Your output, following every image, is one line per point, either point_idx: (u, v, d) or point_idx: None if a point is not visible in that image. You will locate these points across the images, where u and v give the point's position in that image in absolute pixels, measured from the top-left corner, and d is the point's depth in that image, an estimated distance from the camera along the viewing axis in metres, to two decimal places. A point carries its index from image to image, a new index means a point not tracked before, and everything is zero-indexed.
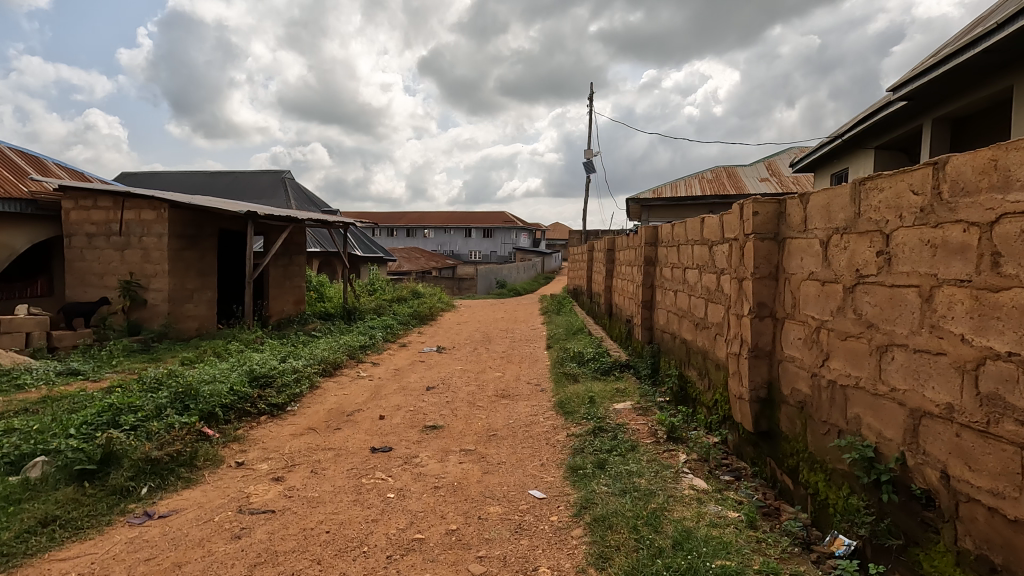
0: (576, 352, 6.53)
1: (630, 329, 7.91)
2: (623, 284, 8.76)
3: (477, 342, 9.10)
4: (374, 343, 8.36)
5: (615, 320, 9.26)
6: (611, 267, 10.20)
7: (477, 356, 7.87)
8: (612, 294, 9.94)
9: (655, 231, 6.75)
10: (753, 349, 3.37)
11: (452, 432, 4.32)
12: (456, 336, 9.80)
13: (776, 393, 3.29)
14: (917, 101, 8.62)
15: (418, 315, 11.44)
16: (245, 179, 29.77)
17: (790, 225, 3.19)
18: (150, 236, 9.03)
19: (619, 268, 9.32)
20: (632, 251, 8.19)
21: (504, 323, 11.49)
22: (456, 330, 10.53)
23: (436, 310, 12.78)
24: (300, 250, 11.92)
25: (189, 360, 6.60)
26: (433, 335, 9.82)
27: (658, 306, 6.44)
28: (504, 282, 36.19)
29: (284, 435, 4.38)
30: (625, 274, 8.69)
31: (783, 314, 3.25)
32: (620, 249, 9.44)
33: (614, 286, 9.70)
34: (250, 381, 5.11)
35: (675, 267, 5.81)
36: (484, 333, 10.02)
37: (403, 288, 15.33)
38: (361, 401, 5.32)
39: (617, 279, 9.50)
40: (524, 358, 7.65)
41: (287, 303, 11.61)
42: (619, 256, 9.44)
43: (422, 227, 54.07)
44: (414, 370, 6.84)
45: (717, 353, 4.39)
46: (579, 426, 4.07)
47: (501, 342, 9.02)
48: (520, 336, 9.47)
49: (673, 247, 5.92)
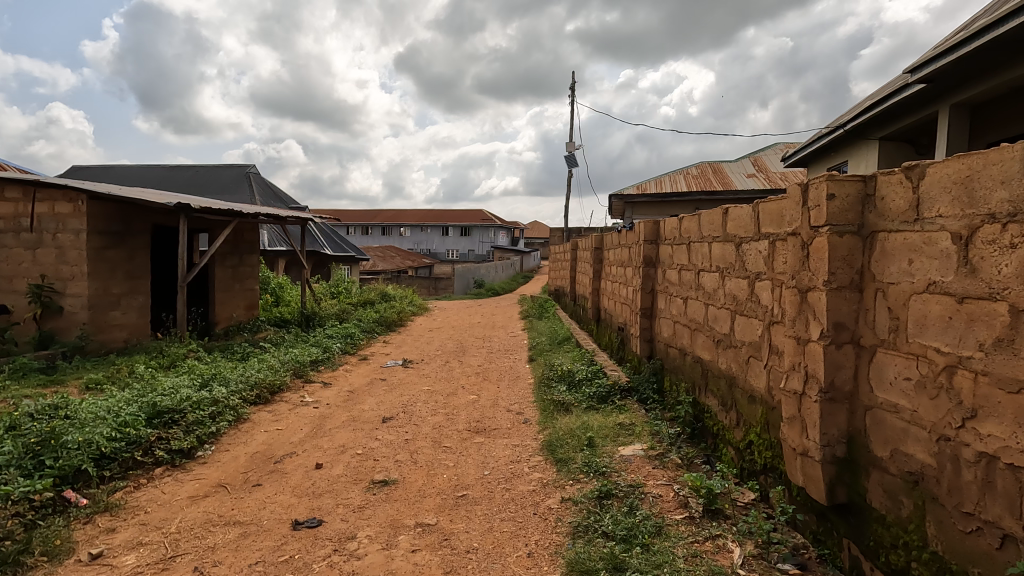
0: (564, 371, 5.48)
1: (624, 340, 6.90)
2: (614, 288, 7.77)
3: (449, 354, 8.01)
4: (329, 358, 7.20)
5: (605, 327, 8.27)
6: (600, 268, 9.21)
7: (449, 372, 6.78)
8: (600, 298, 8.94)
9: (656, 226, 5.76)
10: (826, 388, 2.38)
11: (408, 491, 3.24)
12: (427, 346, 8.69)
13: (863, 452, 2.32)
14: (936, 84, 7.70)
15: (385, 321, 10.28)
16: (207, 174, 28.06)
17: (887, 213, 2.22)
18: (66, 233, 7.73)
19: (609, 269, 8.33)
20: (625, 250, 7.19)
21: (481, 329, 10.42)
22: (428, 338, 9.43)
23: (406, 315, 11.65)
24: (252, 250, 10.67)
25: (91, 384, 5.37)
26: (401, 345, 8.70)
27: (660, 316, 5.46)
28: (483, 281, 35.10)
29: (180, 498, 3.25)
30: (617, 276, 7.70)
31: (874, 340, 2.28)
32: (609, 248, 8.43)
33: (603, 290, 8.69)
34: (146, 419, 3.93)
35: (685, 270, 4.82)
36: (458, 343, 8.93)
37: (372, 290, 14.13)
38: (297, 440, 4.21)
39: (606, 281, 8.51)
40: (504, 374, 6.61)
41: (236, 308, 10.34)
42: (609, 257, 8.44)
43: (397, 225, 52.55)
44: (372, 393, 5.74)
45: (752, 381, 3.40)
46: (577, 486, 3.04)
47: (477, 354, 7.95)
48: (498, 346, 8.42)
49: (682, 245, 4.94)
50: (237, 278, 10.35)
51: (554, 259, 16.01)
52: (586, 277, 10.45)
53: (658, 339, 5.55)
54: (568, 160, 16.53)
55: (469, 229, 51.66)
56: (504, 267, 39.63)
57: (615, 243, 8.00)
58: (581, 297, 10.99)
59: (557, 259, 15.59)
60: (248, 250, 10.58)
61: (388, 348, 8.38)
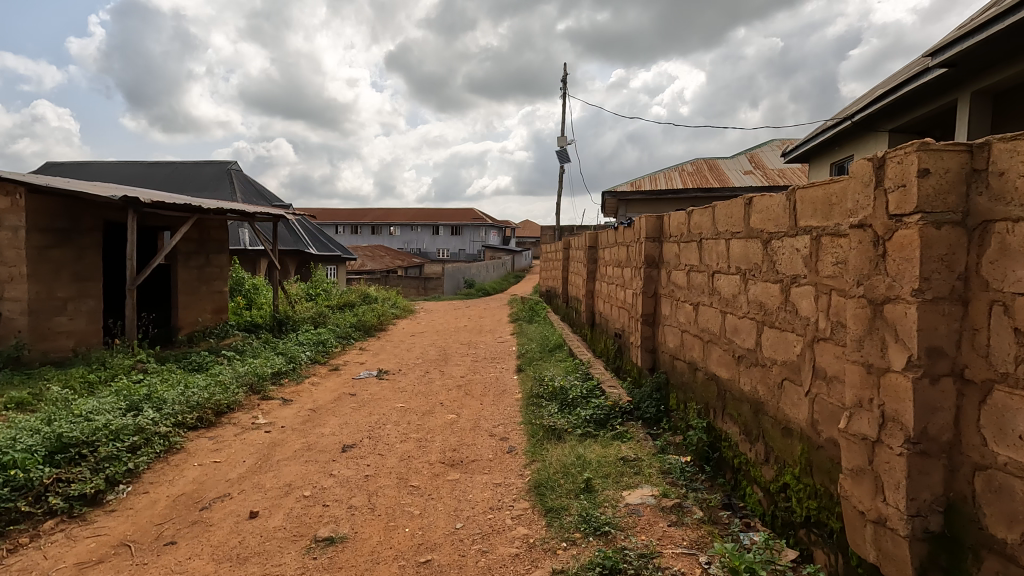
0: (556, 387, 4.80)
1: (624, 349, 6.22)
2: (612, 290, 7.12)
3: (430, 362, 7.32)
4: (296, 369, 6.48)
5: (602, 333, 7.61)
6: (595, 268, 8.55)
7: (428, 385, 6.08)
8: (596, 300, 8.28)
9: (660, 222, 5.10)
10: (916, 439, 1.73)
11: (358, 554, 2.56)
12: (407, 354, 7.98)
13: (970, 529, 1.67)
14: (959, 68, 7.06)
15: (363, 325, 9.57)
16: (187, 171, 27.12)
17: (1014, 195, 1.57)
18: (2, 230, 6.94)
19: (605, 270, 7.67)
20: (624, 249, 6.52)
21: (467, 334, 9.75)
22: (410, 345, 8.73)
23: (388, 318, 10.95)
24: (220, 249, 9.90)
25: (7, 403, 4.62)
26: (379, 353, 7.99)
27: (665, 323, 4.81)
28: (473, 281, 34.40)
29: (65, 565, 2.55)
30: (614, 278, 7.04)
31: (989, 374, 1.63)
32: (605, 247, 7.77)
33: (599, 292, 8.02)
34: (43, 456, 3.22)
35: (696, 272, 4.16)
36: (442, 350, 8.24)
37: (353, 291, 13.41)
38: (235, 476, 3.51)
39: (602, 282, 7.85)
40: (489, 387, 5.94)
41: (202, 312, 9.58)
42: (605, 257, 7.77)
43: (386, 224, 51.69)
44: (338, 411, 5.04)
45: (789, 411, 2.75)
46: (573, 552, 2.36)
47: (461, 363, 7.26)
48: (484, 354, 7.73)
49: (691, 243, 4.30)
50: (202, 279, 9.58)
51: (546, 258, 15.35)
52: (579, 278, 9.79)
53: (663, 350, 4.89)
54: (560, 155, 15.86)
55: (460, 228, 50.91)
56: (494, 266, 38.95)
57: (611, 241, 7.34)
58: (574, 299, 10.34)
59: (549, 259, 14.94)
60: (216, 249, 9.82)
61: (363, 357, 7.67)
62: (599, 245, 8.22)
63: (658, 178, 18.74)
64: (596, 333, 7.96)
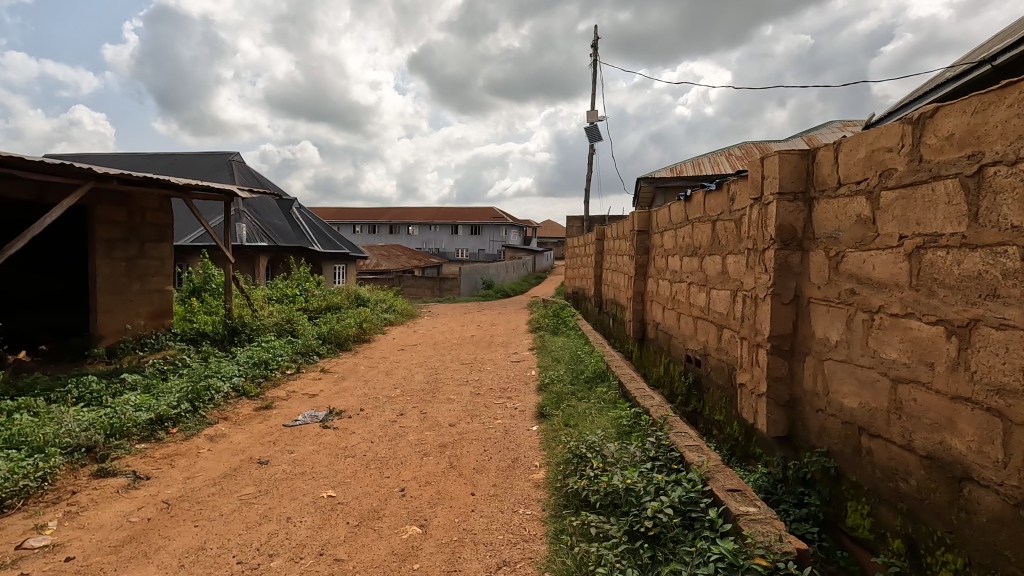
0: (620, 486, 2.39)
1: (719, 388, 3.82)
2: (684, 291, 4.73)
3: (412, 395, 5.04)
4: (199, 409, 4.22)
5: (666, 356, 5.22)
6: (646, 262, 6.18)
7: (395, 443, 3.77)
8: (650, 306, 5.87)
9: (807, 162, 2.72)
10: None
11: None
12: (384, 380, 5.70)
13: None
14: None
15: (337, 334, 7.33)
16: (187, 162, 25.44)
17: None
18: None
19: (669, 262, 5.26)
20: (711, 227, 4.13)
21: (473, 349, 7.46)
22: (395, 365, 6.45)
23: (376, 327, 8.75)
24: (160, 237, 7.81)
25: None
26: (347, 379, 5.73)
27: (832, 357, 2.45)
28: (491, 283, 32.13)
29: None
30: (688, 273, 4.64)
31: None
32: (668, 228, 5.35)
33: (657, 294, 5.62)
34: None
35: (958, 250, 1.79)
36: (435, 373, 5.94)
37: (341, 290, 11.22)
38: None
39: (663, 281, 5.43)
40: (493, 449, 3.62)
41: (134, 317, 7.46)
42: (667, 244, 5.36)
43: (404, 223, 49.87)
44: (213, 509, 2.76)
45: None
46: None
47: (456, 397, 4.94)
48: (491, 382, 5.43)
49: (930, 188, 1.93)
50: (134, 274, 7.47)
51: (573, 254, 12.96)
52: (622, 277, 7.41)
53: (824, 408, 2.51)
54: (590, 132, 13.49)
55: (479, 227, 48.70)
56: (514, 266, 36.66)
57: (680, 218, 4.95)
58: (615, 305, 7.99)
59: (577, 254, 12.54)
60: (153, 237, 7.74)
61: (321, 385, 5.41)
62: (656, 227, 5.82)
63: (700, 164, 16.23)
64: (657, 354, 5.55)
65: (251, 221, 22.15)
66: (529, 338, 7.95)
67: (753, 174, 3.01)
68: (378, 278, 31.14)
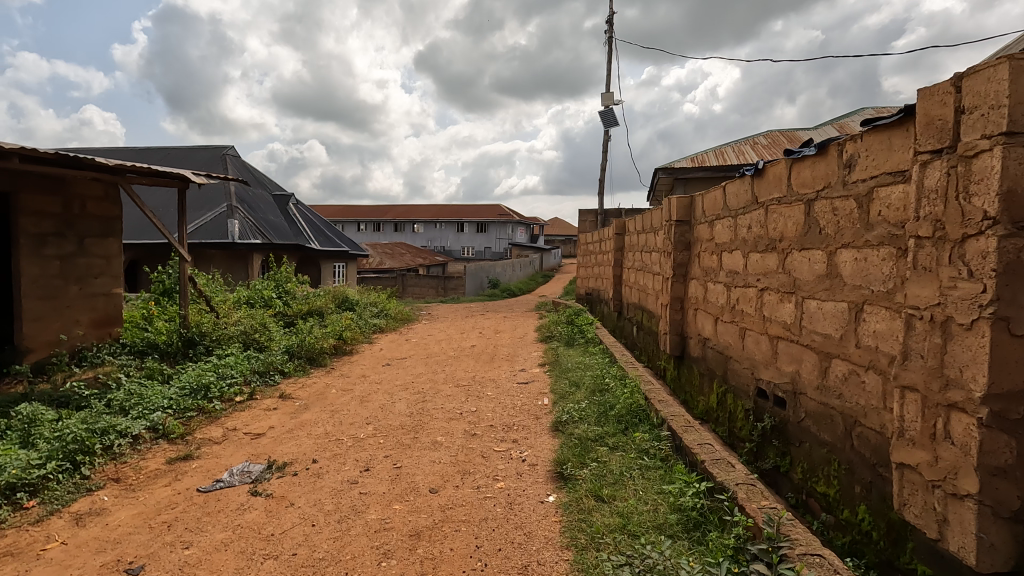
0: None
1: (825, 448, 2.58)
2: (752, 300, 3.49)
3: (387, 435, 3.85)
4: (80, 466, 3.03)
5: (723, 383, 3.97)
6: (685, 261, 4.94)
7: (344, 529, 2.54)
8: (695, 317, 4.63)
9: None
10: None
11: None
12: (356, 410, 4.49)
13: None
14: None
15: (309, 344, 6.13)
16: (181, 157, 24.41)
17: None
18: None
19: (725, 261, 4.01)
20: (804, 210, 2.89)
21: (473, 364, 6.26)
22: (376, 387, 5.23)
23: (361, 336, 7.57)
24: (103, 232, 6.66)
25: None
26: (309, 409, 4.52)
27: None
28: (497, 281, 31.00)
29: None
30: (760, 275, 3.40)
31: None
32: (723, 216, 4.10)
33: (706, 301, 4.37)
34: None
35: None
36: (423, 401, 4.72)
37: (327, 291, 10.03)
38: None
39: (717, 286, 4.17)
40: (491, 541, 2.40)
41: (71, 326, 6.30)
42: (722, 238, 4.11)
43: (409, 221, 48.81)
44: None
45: None
46: None
47: (445, 441, 3.72)
48: (491, 415, 4.23)
49: None
50: (71, 275, 6.31)
51: (586, 251, 11.71)
52: (654, 278, 6.15)
53: None
54: (605, 117, 12.24)
55: (485, 225, 47.53)
56: (521, 265, 35.50)
57: (745, 202, 3.70)
58: (643, 312, 6.73)
59: (591, 251, 11.29)
60: (96, 232, 6.58)
61: (273, 419, 4.21)
62: (703, 216, 4.57)
63: (724, 153, 14.94)
64: (708, 380, 4.30)
65: (244, 218, 21.06)
66: (540, 350, 6.70)
67: (931, 109, 1.78)
68: (382, 279, 29.26)
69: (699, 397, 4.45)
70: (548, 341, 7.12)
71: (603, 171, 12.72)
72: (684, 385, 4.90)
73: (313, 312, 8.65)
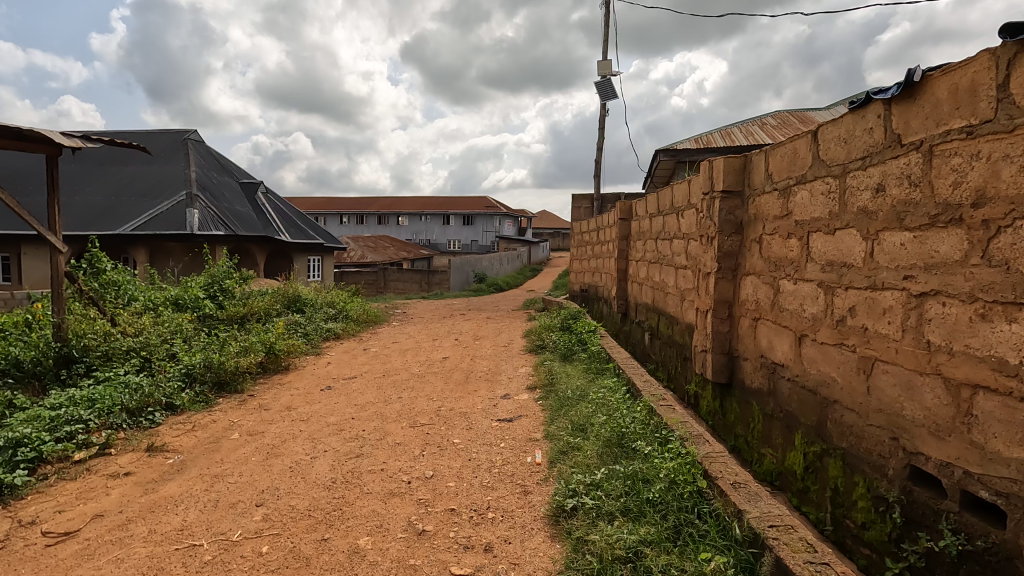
0: None
1: None
2: (892, 311, 2.05)
3: (279, 533, 2.35)
4: None
5: (815, 440, 2.54)
6: (735, 249, 3.48)
7: None
8: (756, 331, 3.19)
9: None
10: None
11: None
12: (253, 475, 2.98)
13: None
14: None
15: (217, 361, 4.57)
16: (139, 142, 22.50)
17: None
18: None
19: (820, 247, 2.56)
20: None
21: (442, 386, 4.76)
22: (299, 429, 3.72)
23: (302, 348, 6.04)
24: None
25: None
26: (182, 473, 3.00)
27: None
28: (484, 275, 29.52)
29: None
30: (912, 268, 1.95)
31: None
32: (815, 177, 2.63)
33: (779, 309, 2.92)
34: None
35: None
36: (359, 456, 3.22)
37: (276, 290, 8.45)
38: None
39: (800, 286, 2.72)
40: None
41: None
42: (812, 210, 2.66)
43: (393, 213, 47.03)
44: None
45: None
46: None
47: (372, 548, 2.24)
48: (455, 487, 2.75)
49: None
50: None
51: (582, 241, 10.24)
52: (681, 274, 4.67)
53: None
54: (603, 88, 10.73)
55: (471, 217, 45.93)
56: (509, 258, 34.06)
57: (868, 147, 2.24)
58: (662, 317, 5.26)
59: (587, 242, 9.82)
60: None
61: (111, 499, 2.69)
62: (770, 180, 3.11)
63: (731, 134, 13.54)
64: (781, 427, 2.86)
65: (205, 207, 19.29)
66: (530, 367, 5.21)
67: None
68: (362, 274, 27.28)
69: (764, 450, 3.02)
70: (539, 354, 5.62)
71: (600, 150, 11.23)
72: (734, 427, 3.46)
73: (249, 316, 7.05)
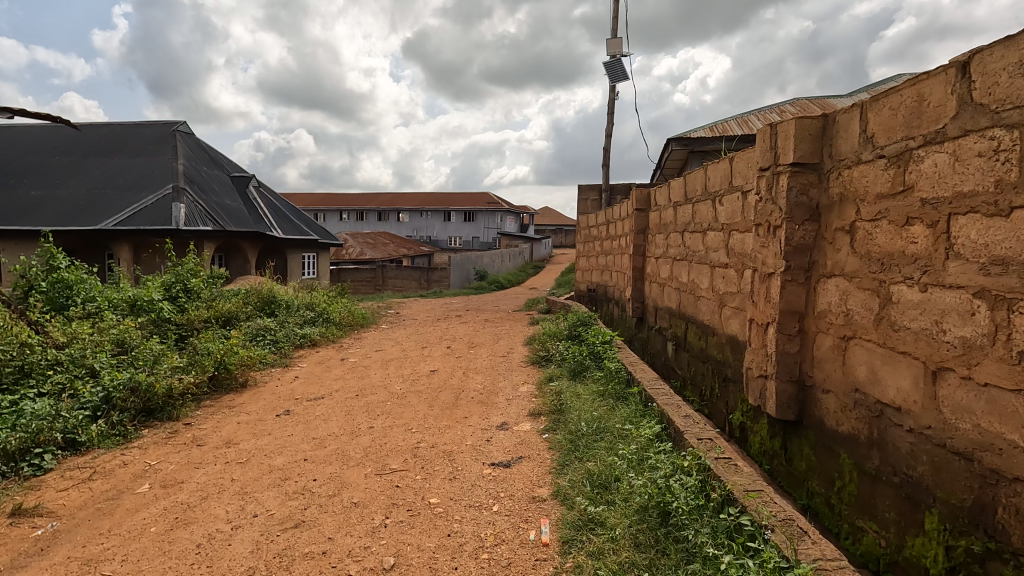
0: None
1: None
2: None
3: None
4: None
5: (970, 530, 1.67)
6: (809, 242, 2.60)
7: None
8: (847, 353, 2.30)
9: None
10: None
11: None
12: (141, 558, 2.12)
13: None
14: None
15: (144, 377, 3.68)
16: (126, 134, 21.67)
17: None
18: None
19: (980, 235, 1.68)
20: None
21: (426, 411, 3.90)
22: (231, 477, 2.85)
23: (264, 364, 5.18)
24: None
25: None
26: (43, 556, 2.15)
27: None
28: (486, 273, 28.71)
29: None
30: None
31: None
32: (963, 131, 1.75)
33: (892, 326, 2.04)
34: None
35: None
36: (299, 525, 2.35)
37: (250, 290, 7.58)
38: None
39: (936, 294, 1.84)
40: None
41: None
42: (959, 180, 1.77)
43: (393, 209, 46.19)
44: None
45: None
46: None
47: None
48: None
49: None
50: None
51: (589, 236, 9.38)
52: (721, 274, 3.77)
53: None
54: (611, 70, 9.83)
55: (472, 213, 45.04)
56: (510, 255, 33.20)
57: None
58: (692, 325, 4.38)
59: (595, 237, 8.95)
60: None
61: None
62: (870, 144, 2.22)
63: (747, 122, 12.66)
64: (896, 498, 1.98)
65: (192, 201, 18.43)
66: (533, 388, 4.32)
67: None
68: (359, 271, 26.33)
69: (864, 524, 2.14)
70: (544, 369, 4.73)
71: (608, 138, 10.32)
72: (807, 481, 2.58)
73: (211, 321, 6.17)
